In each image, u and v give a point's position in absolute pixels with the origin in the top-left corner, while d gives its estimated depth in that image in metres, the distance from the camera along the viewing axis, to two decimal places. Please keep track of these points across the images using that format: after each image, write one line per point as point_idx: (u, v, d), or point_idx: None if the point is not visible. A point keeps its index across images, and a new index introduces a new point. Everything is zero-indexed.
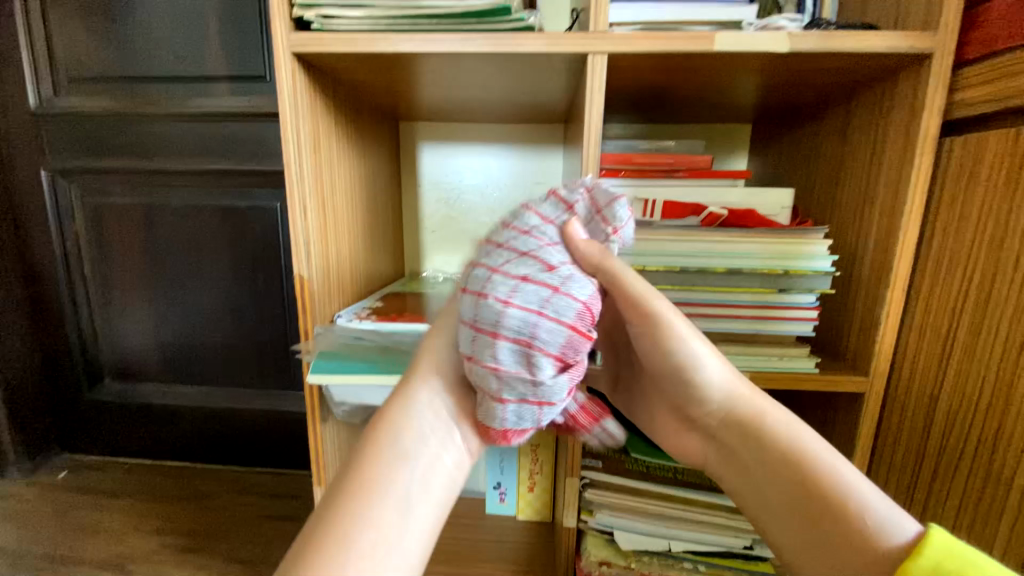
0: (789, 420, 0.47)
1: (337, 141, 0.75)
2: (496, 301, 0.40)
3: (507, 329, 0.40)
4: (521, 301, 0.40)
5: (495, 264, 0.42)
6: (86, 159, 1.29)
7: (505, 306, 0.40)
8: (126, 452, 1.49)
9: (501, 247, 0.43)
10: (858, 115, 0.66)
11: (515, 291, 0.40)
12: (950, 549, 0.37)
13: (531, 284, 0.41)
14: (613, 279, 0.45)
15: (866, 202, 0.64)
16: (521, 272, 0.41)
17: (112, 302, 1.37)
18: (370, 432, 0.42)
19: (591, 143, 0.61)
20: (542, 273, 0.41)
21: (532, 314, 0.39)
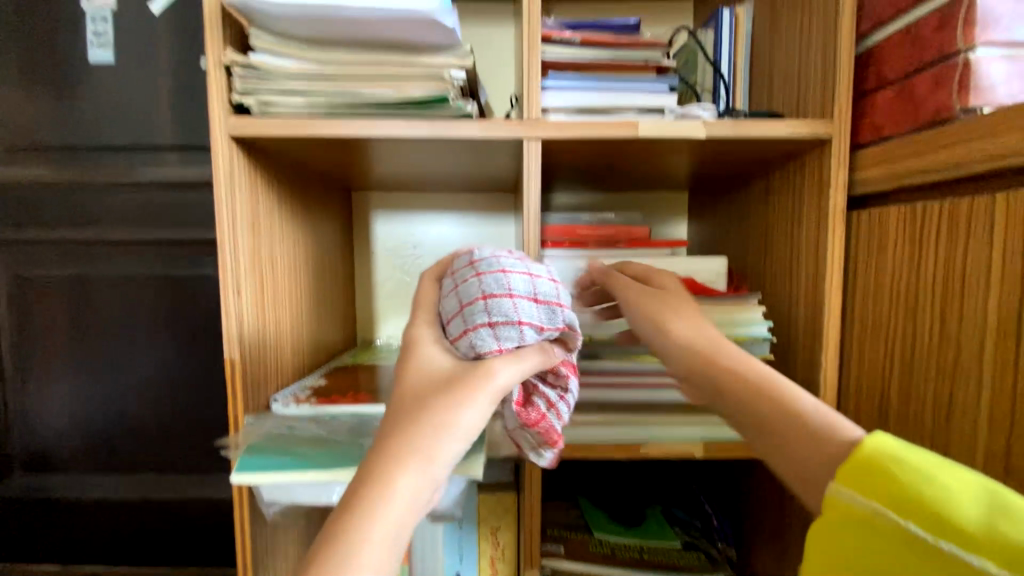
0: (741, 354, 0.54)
1: (282, 216, 0.74)
2: (534, 307, 0.49)
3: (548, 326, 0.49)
4: (546, 304, 0.49)
5: (528, 319, 0.48)
6: (14, 229, 1.22)
7: (539, 310, 0.49)
8: (29, 557, 1.29)
9: (512, 281, 0.49)
10: (775, 188, 0.72)
11: (539, 296, 0.49)
12: (907, 453, 0.36)
13: (544, 292, 0.50)
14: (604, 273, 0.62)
15: (791, 268, 0.68)
16: (532, 287, 0.49)
17: (28, 381, 1.24)
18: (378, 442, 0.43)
19: (531, 220, 0.63)
20: (545, 282, 0.51)
21: (558, 309, 0.50)
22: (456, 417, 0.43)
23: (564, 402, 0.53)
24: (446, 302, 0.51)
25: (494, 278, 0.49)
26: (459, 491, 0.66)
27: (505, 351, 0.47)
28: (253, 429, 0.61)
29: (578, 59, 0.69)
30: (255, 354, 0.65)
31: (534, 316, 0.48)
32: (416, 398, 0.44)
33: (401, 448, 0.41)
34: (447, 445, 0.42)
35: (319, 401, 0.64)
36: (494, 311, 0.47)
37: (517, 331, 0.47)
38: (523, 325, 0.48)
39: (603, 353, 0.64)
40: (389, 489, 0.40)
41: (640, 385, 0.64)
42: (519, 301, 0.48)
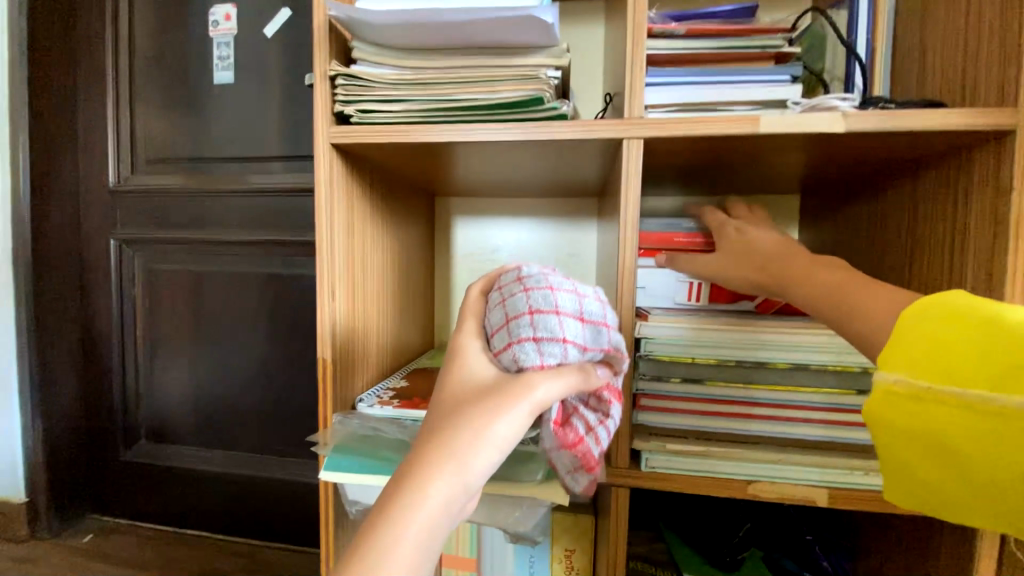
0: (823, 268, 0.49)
1: (373, 220, 0.76)
2: (579, 326, 0.44)
3: (592, 346, 0.44)
4: (591, 324, 0.45)
5: (574, 339, 0.43)
6: (151, 230, 1.40)
7: (584, 330, 0.44)
8: (150, 516, 1.46)
9: (560, 298, 0.44)
10: (928, 191, 0.60)
11: (586, 315, 0.44)
12: (921, 320, 0.36)
13: (592, 310, 0.45)
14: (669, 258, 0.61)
15: (952, 287, 0.56)
16: (580, 305, 0.45)
17: (156, 362, 1.42)
18: (414, 446, 0.40)
19: (629, 226, 0.57)
20: (593, 299, 0.46)
21: (604, 329, 0.45)
22: (492, 428, 0.39)
23: (606, 429, 0.47)
24: (489, 314, 0.46)
25: (542, 293, 0.44)
26: (539, 511, 0.63)
27: (548, 368, 0.42)
28: (339, 429, 0.62)
29: (683, 51, 0.63)
30: (344, 355, 0.67)
31: (579, 336, 0.44)
32: (452, 405, 0.41)
33: (433, 458, 0.38)
34: (482, 459, 0.38)
35: (402, 403, 0.64)
36: (540, 325, 0.42)
37: (561, 349, 0.42)
38: (568, 342, 0.43)
39: (707, 377, 0.57)
40: (418, 500, 0.37)
41: (750, 415, 0.56)
42: (566, 319, 0.43)
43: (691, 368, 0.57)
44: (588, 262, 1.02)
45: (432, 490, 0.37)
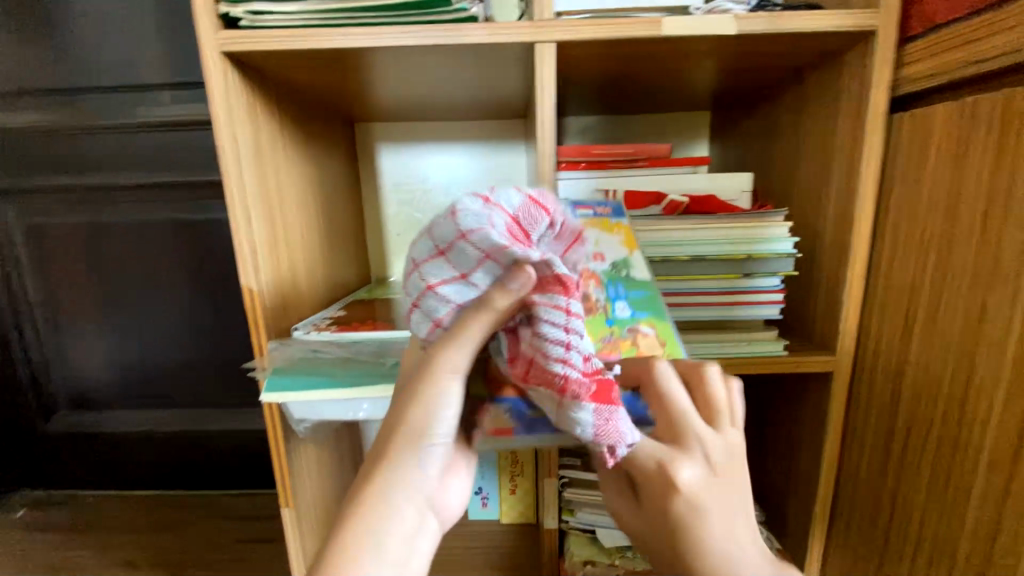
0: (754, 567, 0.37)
1: (283, 143, 0.71)
2: (444, 260, 0.34)
3: (470, 274, 0.34)
4: (453, 250, 0.34)
5: (439, 284, 0.35)
6: (22, 177, 1.21)
7: (452, 261, 0.34)
8: (86, 485, 1.39)
9: (416, 244, 0.36)
10: (809, 96, 0.67)
11: (446, 245, 0.34)
12: None
13: (445, 236, 0.33)
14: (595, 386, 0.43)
15: (823, 181, 0.64)
16: (435, 238, 0.34)
17: (61, 326, 1.29)
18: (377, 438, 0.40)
19: (546, 133, 0.59)
20: (444, 216, 0.34)
21: (468, 247, 0.33)
22: (429, 411, 0.38)
23: (553, 338, 0.34)
24: None
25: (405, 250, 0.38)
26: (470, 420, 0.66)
27: (444, 327, 0.36)
28: (278, 354, 0.63)
29: None
30: (273, 286, 0.66)
31: (447, 273, 0.35)
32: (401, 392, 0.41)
33: (388, 437, 0.38)
34: (416, 442, 0.38)
35: (340, 328, 0.65)
36: (411, 287, 0.37)
37: (436, 300, 0.36)
38: (442, 289, 0.35)
39: None
40: (367, 480, 0.37)
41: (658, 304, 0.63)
42: (423, 265, 0.35)
43: None
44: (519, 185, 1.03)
45: (377, 495, 0.37)
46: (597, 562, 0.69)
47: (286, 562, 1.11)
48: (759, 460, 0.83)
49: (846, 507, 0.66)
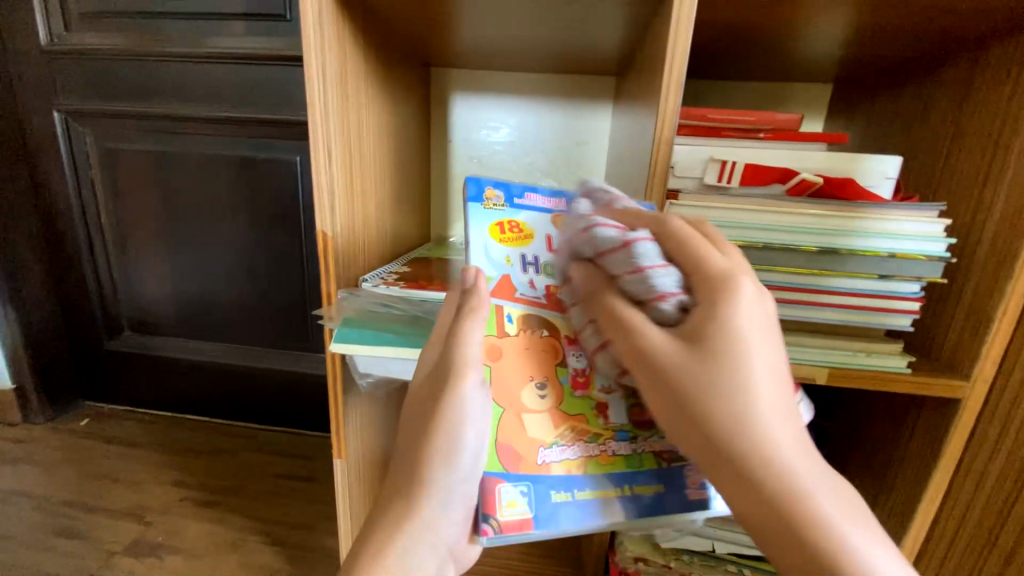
0: (777, 420, 0.34)
1: (367, 81, 0.66)
2: (634, 271, 0.36)
3: (660, 281, 0.36)
4: (647, 261, 0.36)
5: (665, 289, 0.36)
6: (100, 101, 1.22)
7: (643, 272, 0.36)
8: (143, 404, 1.47)
9: (623, 257, 0.37)
10: (986, 72, 0.56)
11: (643, 260, 0.36)
12: None
13: (631, 250, 0.36)
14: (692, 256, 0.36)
15: (990, 176, 0.54)
16: (632, 260, 0.37)
17: (130, 252, 1.34)
18: (405, 449, 0.43)
19: (671, 88, 0.52)
20: (616, 238, 0.37)
21: (657, 262, 0.36)
22: (450, 430, 0.41)
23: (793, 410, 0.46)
24: (598, 271, 0.40)
25: (612, 259, 0.38)
26: None
27: (666, 311, 0.36)
28: (347, 303, 0.60)
29: None
30: (346, 231, 0.63)
31: (662, 282, 0.36)
32: (419, 403, 0.43)
33: (413, 452, 0.42)
34: (438, 462, 0.41)
35: (409, 283, 0.61)
36: (636, 288, 0.37)
37: (656, 303, 0.36)
38: (652, 287, 0.36)
39: None
40: (398, 491, 0.42)
41: (768, 298, 0.55)
42: (650, 274, 0.36)
43: None
44: (598, 153, 0.95)
45: (409, 505, 0.41)
46: (652, 561, 0.66)
47: (323, 501, 1.14)
48: None
49: (944, 542, 0.60)
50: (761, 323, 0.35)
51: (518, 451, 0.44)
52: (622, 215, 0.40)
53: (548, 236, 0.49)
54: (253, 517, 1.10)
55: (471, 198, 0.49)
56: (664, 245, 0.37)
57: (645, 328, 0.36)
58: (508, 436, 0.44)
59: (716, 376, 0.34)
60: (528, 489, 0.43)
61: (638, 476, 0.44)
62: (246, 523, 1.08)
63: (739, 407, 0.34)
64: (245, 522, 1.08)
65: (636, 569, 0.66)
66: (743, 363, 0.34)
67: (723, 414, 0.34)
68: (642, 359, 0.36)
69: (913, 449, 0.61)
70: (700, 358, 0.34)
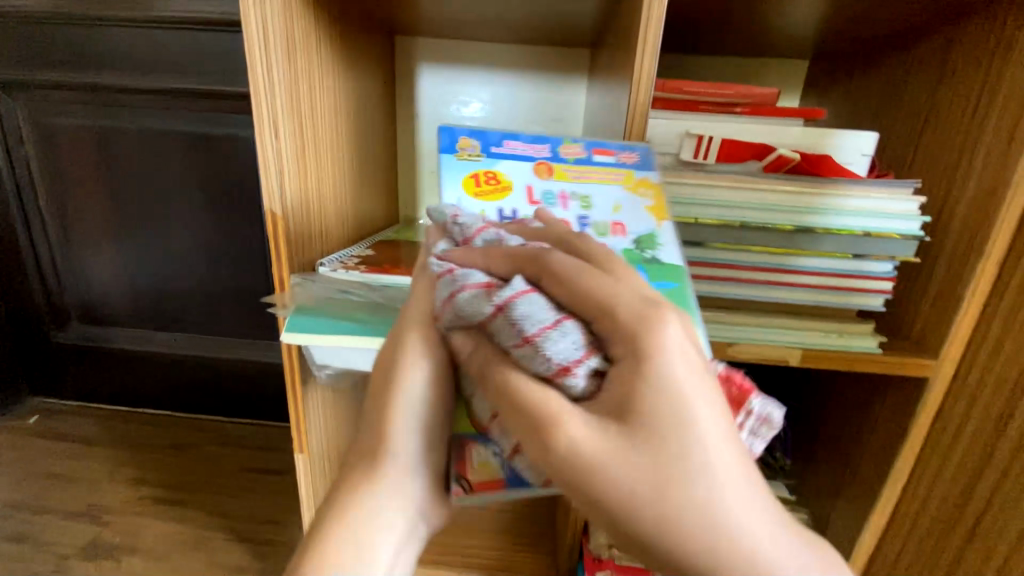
0: (737, 496, 0.28)
1: (320, 46, 0.61)
2: (524, 336, 0.30)
3: (556, 344, 0.29)
4: (531, 320, 0.30)
5: (565, 354, 0.29)
6: (28, 69, 1.10)
7: (532, 338, 0.30)
8: (97, 399, 1.38)
9: (510, 317, 0.31)
10: (964, 46, 0.55)
11: (530, 319, 0.30)
12: None
13: (513, 309, 0.30)
14: (599, 301, 0.30)
15: (964, 153, 0.54)
16: (522, 322, 0.30)
17: (74, 237, 1.23)
18: (374, 410, 0.42)
19: (646, 54, 0.48)
20: (487, 298, 0.32)
21: (548, 319, 0.30)
22: (420, 390, 0.40)
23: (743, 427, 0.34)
24: (487, 332, 0.33)
25: (496, 322, 0.31)
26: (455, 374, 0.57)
27: (574, 381, 0.29)
28: (301, 290, 0.56)
29: None
30: (300, 212, 0.58)
31: (559, 347, 0.29)
32: (386, 368, 0.41)
33: (382, 409, 0.41)
34: (410, 416, 0.40)
35: (370, 267, 0.57)
36: (535, 357, 0.30)
37: (557, 371, 0.29)
38: (547, 351, 0.30)
39: (708, 240, 0.51)
40: (369, 450, 0.41)
41: (743, 278, 0.53)
42: (543, 336, 0.30)
43: (693, 230, 0.51)
44: (572, 131, 0.92)
45: (380, 462, 0.41)
46: (624, 546, 0.66)
47: (292, 495, 1.11)
48: (800, 457, 0.77)
49: (908, 521, 0.61)
50: (696, 375, 0.29)
51: (487, 410, 0.41)
52: (491, 264, 0.34)
53: (528, 188, 0.47)
54: (219, 513, 1.05)
55: (446, 150, 0.48)
56: (555, 296, 0.32)
57: (563, 415, 0.29)
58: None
59: (663, 465, 0.27)
60: (502, 448, 0.40)
61: None
62: (211, 520, 1.04)
63: (690, 488, 0.27)
64: (210, 519, 1.04)
65: (610, 556, 0.67)
66: (688, 434, 0.28)
67: (670, 505, 0.27)
68: (565, 466, 0.28)
69: (881, 428, 0.62)
70: (635, 439, 0.28)
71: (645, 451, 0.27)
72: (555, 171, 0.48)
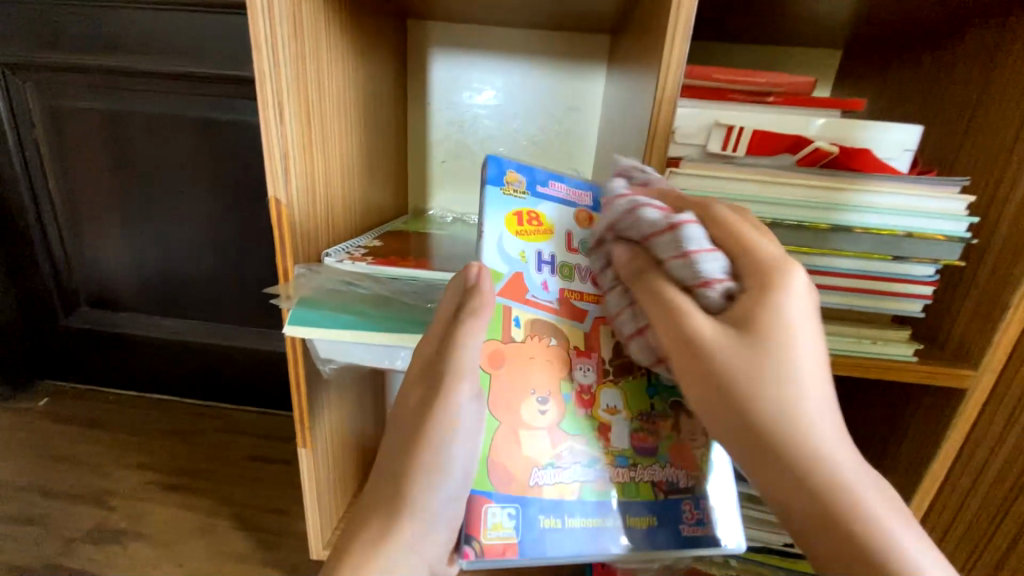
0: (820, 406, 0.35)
1: (329, 27, 0.58)
2: (683, 253, 0.37)
3: (706, 266, 0.37)
4: (693, 245, 0.37)
5: (711, 273, 0.37)
6: (38, 50, 1.09)
7: (689, 256, 0.37)
8: (106, 384, 1.39)
9: (673, 237, 0.38)
10: (1019, 34, 0.51)
11: (693, 245, 0.37)
12: None
13: (681, 233, 0.37)
14: (739, 246, 0.38)
15: (1016, 150, 0.50)
16: (685, 243, 0.37)
17: (83, 221, 1.23)
18: (396, 465, 0.43)
19: (677, 38, 0.45)
20: (661, 220, 0.38)
21: (704, 246, 0.37)
22: (444, 449, 0.41)
23: None
24: (646, 247, 0.40)
25: (664, 238, 0.38)
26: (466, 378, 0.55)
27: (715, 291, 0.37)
28: (305, 281, 0.54)
29: None
30: (306, 200, 0.56)
31: (708, 268, 0.37)
32: (409, 416, 0.43)
33: (404, 466, 0.42)
34: (431, 476, 0.41)
35: (378, 259, 0.55)
36: (684, 268, 0.38)
37: (703, 282, 0.37)
38: (699, 270, 0.37)
39: None
40: (386, 509, 0.42)
41: None
42: (698, 258, 0.37)
43: None
44: (589, 121, 0.88)
45: (400, 518, 0.41)
46: None
47: (296, 485, 1.10)
48: None
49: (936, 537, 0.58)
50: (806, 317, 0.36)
51: (512, 472, 0.41)
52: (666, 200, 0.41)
53: (566, 233, 0.48)
54: (223, 502, 1.05)
55: (491, 180, 0.48)
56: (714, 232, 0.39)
57: (695, 314, 0.37)
58: (501, 455, 0.42)
59: (768, 366, 0.35)
60: (516, 512, 0.40)
61: (635, 506, 0.42)
62: (215, 509, 1.03)
63: (785, 389, 0.35)
64: (214, 507, 1.04)
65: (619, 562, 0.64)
66: (797, 354, 0.35)
67: (766, 399, 0.35)
68: (692, 350, 0.36)
69: (910, 439, 0.58)
70: (748, 346, 0.35)
71: (757, 358, 0.35)
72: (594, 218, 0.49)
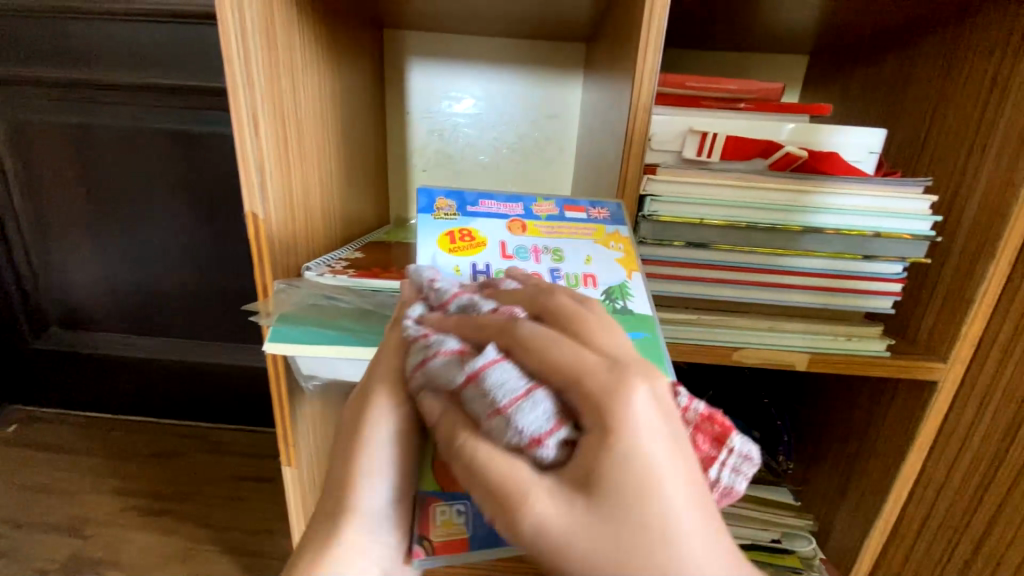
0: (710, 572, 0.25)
1: (303, 39, 0.58)
2: (494, 406, 0.27)
3: (523, 418, 0.26)
4: (504, 392, 0.27)
5: (531, 426, 0.26)
6: (0, 64, 1.05)
7: (504, 410, 0.27)
8: (80, 407, 1.34)
9: (490, 379, 0.28)
10: (972, 40, 0.53)
11: (506, 393, 0.27)
12: None
13: (490, 377, 0.28)
14: (572, 368, 0.27)
15: (973, 151, 0.52)
16: (497, 392, 0.27)
17: (52, 239, 1.19)
18: (334, 475, 0.39)
19: (649, 48, 0.46)
20: (465, 361, 0.29)
21: (520, 388, 0.27)
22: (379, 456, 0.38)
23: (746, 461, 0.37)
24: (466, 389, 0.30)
25: (471, 386, 0.28)
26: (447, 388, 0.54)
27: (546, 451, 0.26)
28: (285, 296, 0.53)
29: None
30: (283, 214, 0.55)
31: (529, 420, 0.26)
32: (347, 427, 0.39)
33: (342, 474, 0.38)
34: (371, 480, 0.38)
35: (359, 272, 0.55)
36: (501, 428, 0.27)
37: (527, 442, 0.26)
38: (517, 422, 0.27)
39: (713, 241, 0.49)
40: (327, 519, 0.38)
41: (749, 280, 0.51)
42: (516, 409, 0.27)
43: (698, 231, 0.49)
44: (567, 128, 0.89)
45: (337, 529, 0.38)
46: None
47: (283, 503, 1.07)
48: (803, 460, 0.76)
49: (915, 525, 0.60)
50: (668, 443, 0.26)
51: (459, 469, 0.41)
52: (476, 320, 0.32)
53: (500, 243, 0.45)
54: (207, 525, 1.02)
55: (422, 210, 0.47)
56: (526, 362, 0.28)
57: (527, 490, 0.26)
58: (448, 454, 0.42)
59: (632, 539, 0.25)
60: (466, 506, 0.40)
61: None
62: (198, 532, 1.00)
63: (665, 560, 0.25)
64: (197, 531, 1.00)
65: None
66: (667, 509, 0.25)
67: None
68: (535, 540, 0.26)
69: (887, 432, 0.60)
70: (598, 514, 0.25)
71: (627, 544, 0.25)
72: (529, 226, 0.47)
